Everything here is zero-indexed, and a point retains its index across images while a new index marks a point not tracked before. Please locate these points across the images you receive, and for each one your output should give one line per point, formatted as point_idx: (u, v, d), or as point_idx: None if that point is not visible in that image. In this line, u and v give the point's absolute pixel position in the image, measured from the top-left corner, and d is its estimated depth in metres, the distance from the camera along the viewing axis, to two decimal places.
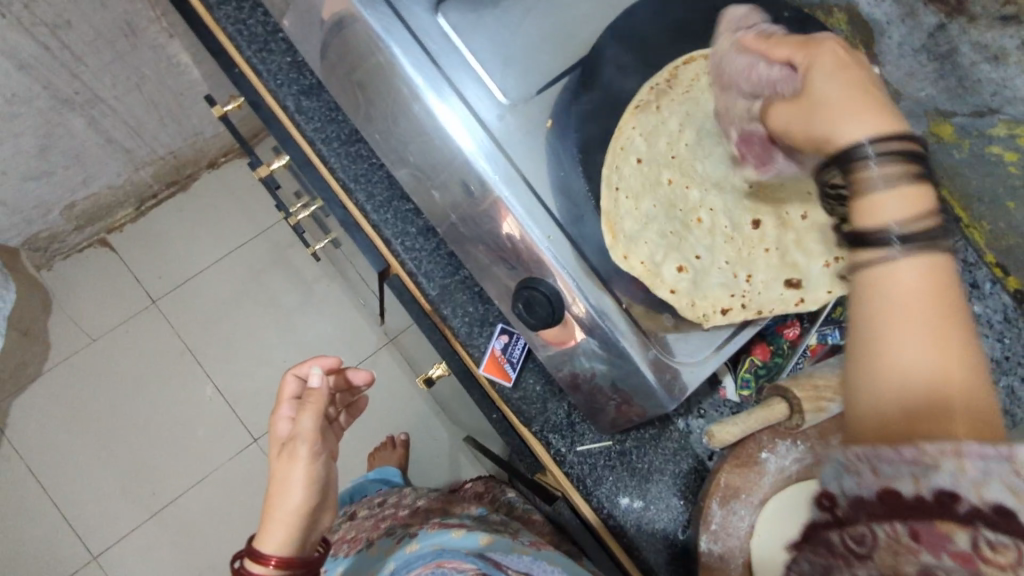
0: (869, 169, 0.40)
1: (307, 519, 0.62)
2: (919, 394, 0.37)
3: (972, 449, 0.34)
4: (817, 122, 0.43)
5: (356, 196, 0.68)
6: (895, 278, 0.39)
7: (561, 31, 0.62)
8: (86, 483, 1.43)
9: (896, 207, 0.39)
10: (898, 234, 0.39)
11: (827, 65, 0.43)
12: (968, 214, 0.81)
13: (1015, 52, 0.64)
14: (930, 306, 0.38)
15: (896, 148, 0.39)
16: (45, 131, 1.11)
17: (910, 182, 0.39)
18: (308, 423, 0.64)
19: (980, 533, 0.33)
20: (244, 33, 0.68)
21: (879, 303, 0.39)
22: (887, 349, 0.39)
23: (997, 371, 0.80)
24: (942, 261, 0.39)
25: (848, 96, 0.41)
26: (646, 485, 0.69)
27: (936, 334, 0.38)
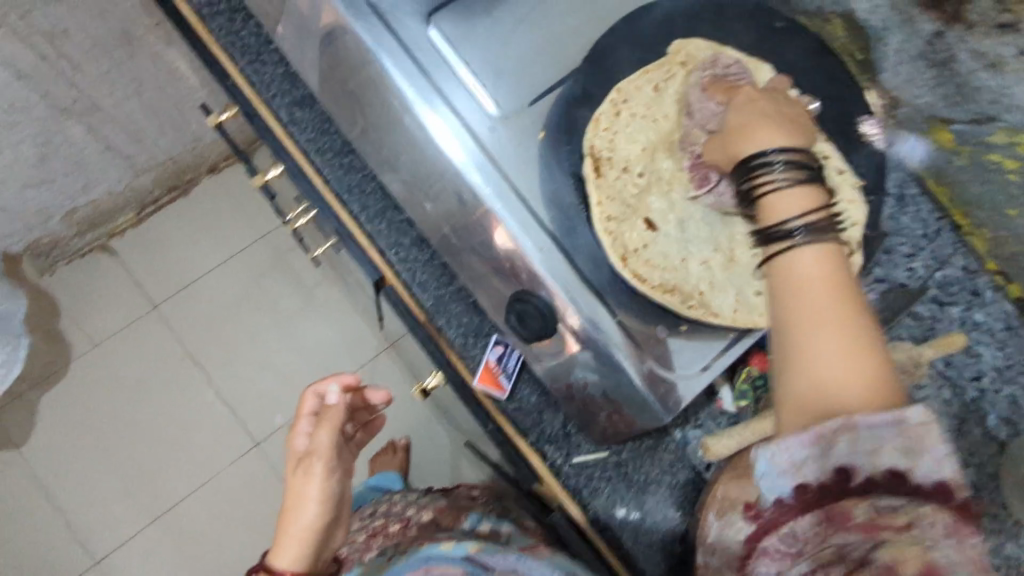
0: (770, 176, 0.51)
1: (319, 535, 0.63)
2: (838, 371, 0.45)
3: (864, 423, 0.43)
4: (732, 143, 0.54)
5: (351, 207, 0.68)
6: (795, 267, 0.48)
7: (552, 41, 0.61)
8: (89, 488, 1.43)
9: (791, 204, 0.50)
10: (796, 226, 0.49)
11: (744, 104, 0.55)
12: (968, 220, 0.80)
13: (1013, 60, 0.63)
14: (830, 288, 0.47)
15: (793, 158, 0.51)
16: (45, 139, 1.11)
17: (803, 184, 0.50)
18: (324, 439, 0.64)
19: (877, 501, 0.44)
20: (236, 45, 0.68)
21: (795, 291, 0.48)
22: (802, 337, 0.46)
23: (1000, 381, 0.79)
24: (831, 248, 0.48)
25: (757, 121, 0.53)
26: (643, 496, 0.68)
27: (840, 319, 0.45)
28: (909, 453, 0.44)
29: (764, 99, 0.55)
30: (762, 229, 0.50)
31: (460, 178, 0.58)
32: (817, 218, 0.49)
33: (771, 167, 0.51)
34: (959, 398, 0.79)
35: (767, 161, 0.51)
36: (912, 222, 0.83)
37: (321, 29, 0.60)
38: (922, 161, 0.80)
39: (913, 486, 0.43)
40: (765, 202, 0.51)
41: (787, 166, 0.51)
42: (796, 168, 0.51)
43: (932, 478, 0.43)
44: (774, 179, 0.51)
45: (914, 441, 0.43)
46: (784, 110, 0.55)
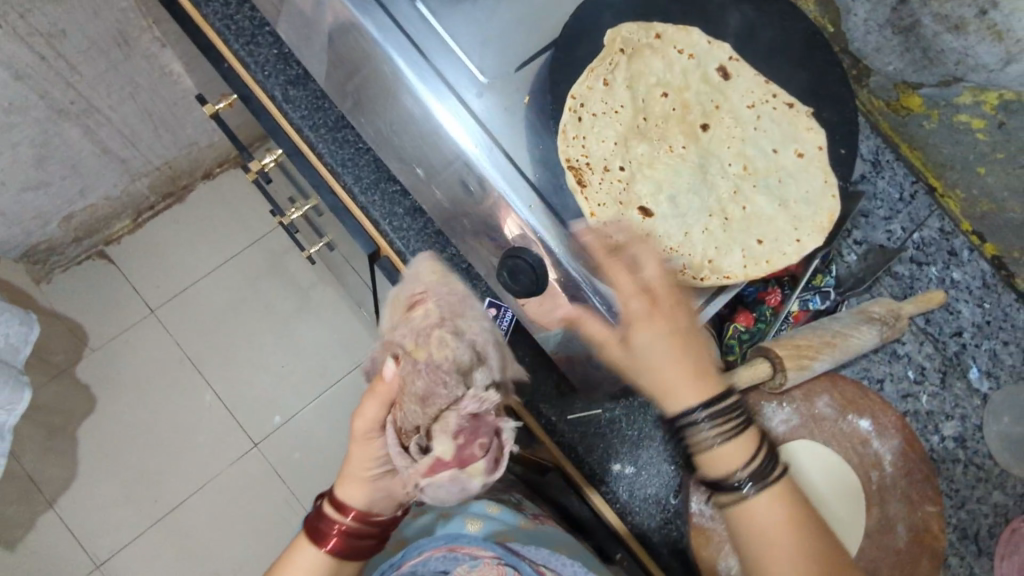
0: (700, 429, 0.57)
1: (383, 491, 0.60)
2: (792, 566, 0.54)
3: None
4: (648, 381, 0.58)
5: (344, 179, 0.71)
6: (757, 514, 0.56)
7: (534, 13, 0.64)
8: (88, 493, 1.43)
9: (730, 460, 0.57)
10: (743, 481, 0.57)
11: (649, 338, 0.57)
12: (942, 184, 0.83)
13: (975, 19, 0.68)
14: (791, 532, 0.55)
15: (715, 404, 0.57)
16: (42, 141, 1.14)
17: (734, 439, 0.57)
18: (371, 410, 0.57)
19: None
20: (232, 28, 0.70)
21: (756, 537, 0.56)
22: (756, 546, 0.56)
23: (979, 336, 0.81)
24: (781, 490, 0.57)
25: (658, 359, 0.57)
26: (637, 451, 0.71)
27: (802, 556, 0.54)
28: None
29: (641, 321, 0.57)
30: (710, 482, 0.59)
31: (453, 144, 0.61)
32: (759, 475, 0.56)
33: (699, 424, 0.57)
34: (941, 352, 0.81)
35: (694, 416, 0.57)
36: (887, 185, 0.83)
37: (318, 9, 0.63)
38: (896, 129, 0.83)
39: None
40: (705, 459, 0.58)
41: (710, 415, 0.57)
42: (721, 418, 0.57)
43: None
44: (705, 428, 0.57)
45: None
46: (688, 323, 0.59)
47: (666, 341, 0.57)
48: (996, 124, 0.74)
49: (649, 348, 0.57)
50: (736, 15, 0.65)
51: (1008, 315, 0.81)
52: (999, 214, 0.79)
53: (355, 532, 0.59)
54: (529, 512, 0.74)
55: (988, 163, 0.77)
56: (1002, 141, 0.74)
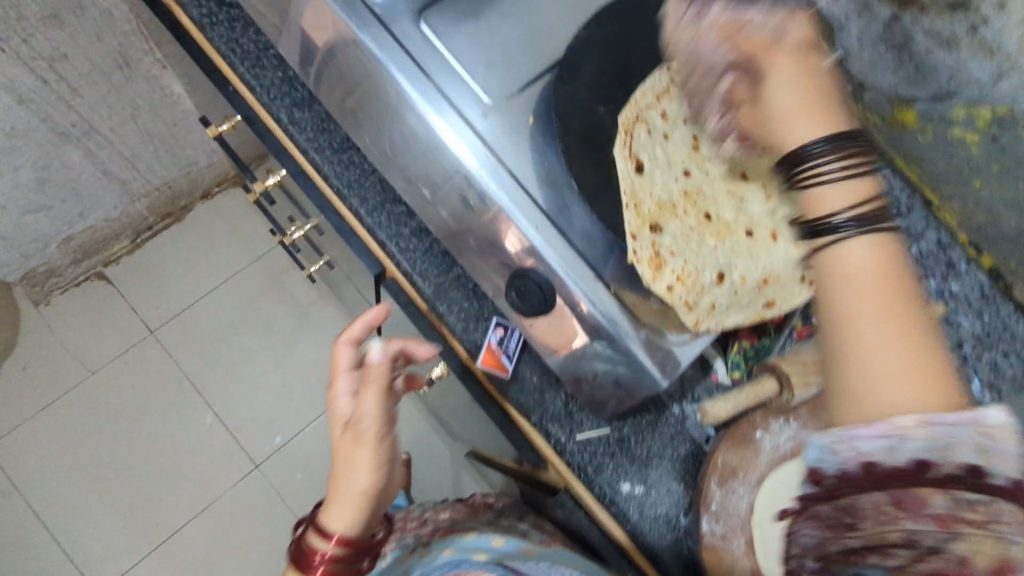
0: (820, 170, 0.50)
1: (375, 500, 0.61)
2: (899, 359, 0.45)
3: (937, 419, 0.43)
4: (770, 125, 0.53)
5: (351, 201, 0.71)
6: (850, 260, 0.48)
7: (536, 33, 0.64)
8: (87, 517, 1.42)
9: (842, 197, 0.49)
10: (845, 219, 0.48)
11: (781, 75, 0.52)
12: (937, 197, 0.85)
13: (966, 36, 0.66)
14: (885, 282, 0.47)
15: (843, 147, 0.49)
16: (43, 164, 1.14)
17: (851, 176, 0.49)
18: (372, 404, 0.61)
19: (953, 493, 0.44)
20: (237, 51, 0.71)
21: (846, 283, 0.48)
22: (861, 326, 0.46)
23: (980, 347, 0.84)
24: (890, 241, 0.48)
25: (801, 108, 0.51)
26: (646, 470, 0.72)
27: (903, 313, 0.46)
28: (985, 450, 0.43)
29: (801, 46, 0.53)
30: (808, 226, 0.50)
31: (458, 169, 0.62)
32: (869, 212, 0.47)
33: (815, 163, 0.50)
34: None
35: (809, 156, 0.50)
36: None
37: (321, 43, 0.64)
38: (891, 142, 0.84)
39: (986, 485, 0.43)
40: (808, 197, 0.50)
41: (835, 153, 0.49)
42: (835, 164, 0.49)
43: (1007, 476, 0.43)
44: (822, 177, 0.50)
45: (991, 440, 0.43)
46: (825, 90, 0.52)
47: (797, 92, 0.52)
48: (989, 138, 0.72)
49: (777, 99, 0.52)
50: None
51: (1006, 324, 0.84)
52: (994, 225, 0.79)
53: (341, 557, 0.59)
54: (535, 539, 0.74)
55: (984, 177, 0.76)
56: (997, 156, 0.73)
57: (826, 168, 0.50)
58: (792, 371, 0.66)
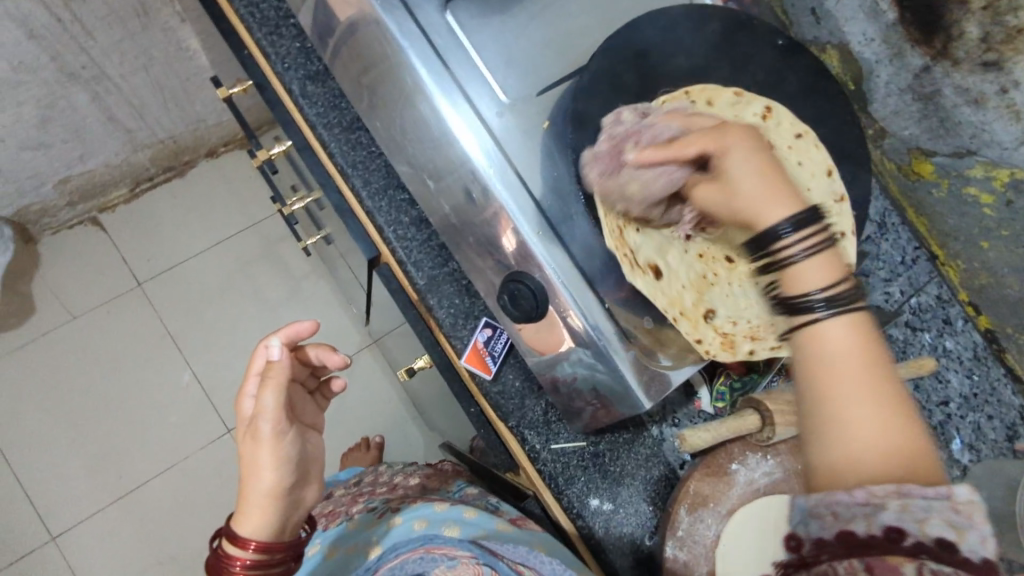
0: (787, 248, 0.47)
1: (286, 499, 0.61)
2: (869, 439, 0.43)
3: (912, 492, 0.41)
4: (734, 203, 0.49)
5: (353, 182, 0.70)
6: (824, 342, 0.46)
7: (562, 38, 0.64)
8: (52, 461, 1.40)
9: (815, 274, 0.47)
10: (820, 300, 0.46)
11: (734, 151, 0.49)
12: (944, 252, 0.84)
13: (994, 96, 0.67)
14: (861, 360, 0.45)
15: (808, 227, 0.47)
16: (47, 102, 1.12)
17: (821, 248, 0.47)
18: (271, 401, 0.61)
19: (927, 563, 0.40)
20: (256, 16, 0.69)
21: (819, 365, 0.45)
22: (836, 409, 0.44)
23: (965, 408, 0.83)
24: (863, 316, 0.46)
25: (759, 182, 0.48)
26: (617, 488, 0.71)
27: (877, 393, 0.44)
28: (957, 527, 0.40)
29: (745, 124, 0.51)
30: (784, 300, 0.48)
31: (467, 166, 0.60)
32: (844, 291, 0.46)
33: (785, 237, 0.47)
34: (926, 420, 0.82)
35: (780, 234, 0.47)
36: (891, 249, 0.85)
37: (340, 19, 0.62)
38: (905, 191, 0.84)
39: (960, 559, 0.40)
40: (784, 274, 0.48)
41: (802, 235, 0.47)
42: (817, 236, 0.47)
43: (978, 554, 0.40)
44: (794, 250, 0.47)
45: (963, 517, 0.40)
46: (771, 156, 0.50)
47: (757, 173, 0.49)
48: (1003, 201, 0.72)
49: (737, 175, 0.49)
50: (761, 65, 0.65)
51: (994, 389, 0.84)
52: (997, 287, 0.79)
53: (261, 564, 0.59)
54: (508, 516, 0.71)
55: (991, 239, 0.77)
56: (1007, 220, 0.73)
57: (795, 244, 0.47)
58: (777, 412, 0.65)
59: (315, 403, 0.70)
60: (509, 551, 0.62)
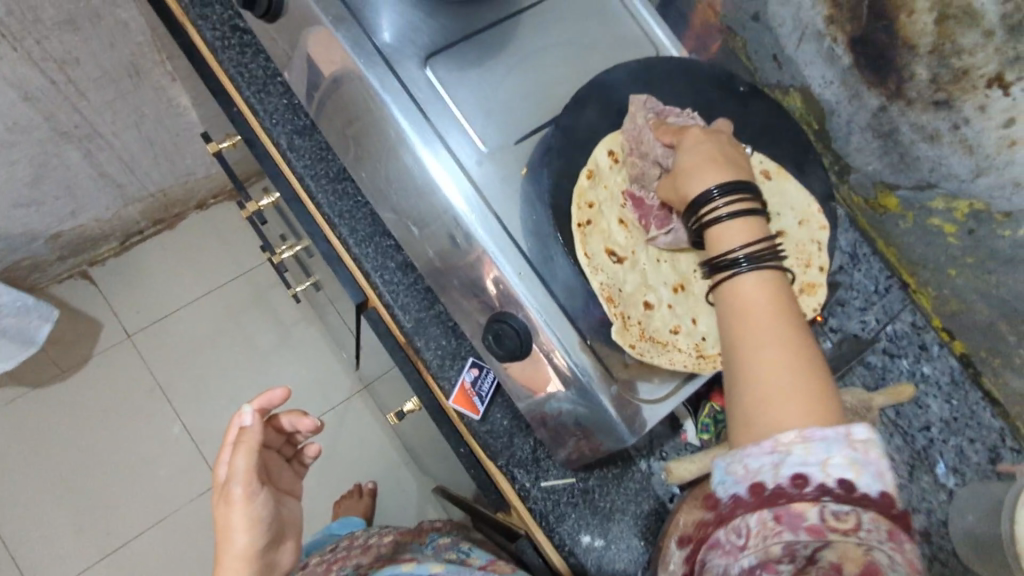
0: (713, 211, 0.54)
1: (260, 561, 0.61)
2: (781, 378, 0.46)
3: (815, 433, 0.44)
4: (679, 185, 0.57)
5: (339, 230, 0.72)
6: (742, 293, 0.50)
7: (536, 89, 0.68)
8: (37, 521, 1.37)
9: (734, 235, 0.52)
10: (741, 256, 0.51)
11: (691, 145, 0.58)
12: (915, 280, 0.87)
13: (948, 133, 0.71)
14: (771, 311, 0.49)
15: (734, 193, 0.53)
16: (40, 160, 1.15)
17: (744, 214, 0.53)
18: (242, 464, 0.61)
19: (826, 503, 0.43)
20: (244, 75, 0.73)
21: (740, 315, 0.49)
22: (748, 353, 0.48)
23: (947, 432, 0.85)
24: (775, 276, 0.50)
25: (704, 164, 0.56)
26: (608, 524, 0.71)
27: (785, 339, 0.47)
28: (855, 464, 0.44)
29: (714, 132, 0.59)
30: (709, 261, 0.53)
31: (449, 211, 0.63)
32: (763, 249, 0.51)
33: (713, 200, 0.54)
34: (909, 446, 0.85)
35: (710, 198, 0.54)
36: (864, 277, 0.89)
37: (326, 79, 0.66)
38: (873, 224, 0.87)
39: (859, 495, 0.43)
40: (711, 235, 0.53)
41: (728, 199, 0.53)
42: (740, 202, 0.53)
43: (876, 489, 0.43)
44: (719, 212, 0.53)
45: (860, 454, 0.44)
46: (731, 154, 0.57)
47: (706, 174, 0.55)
48: (966, 230, 0.76)
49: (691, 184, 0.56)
50: (724, 109, 0.69)
51: (973, 412, 0.85)
52: (968, 313, 0.82)
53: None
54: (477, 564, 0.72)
55: (958, 267, 0.79)
56: (971, 247, 0.76)
57: (722, 209, 0.53)
58: None
59: (291, 467, 0.71)
60: None
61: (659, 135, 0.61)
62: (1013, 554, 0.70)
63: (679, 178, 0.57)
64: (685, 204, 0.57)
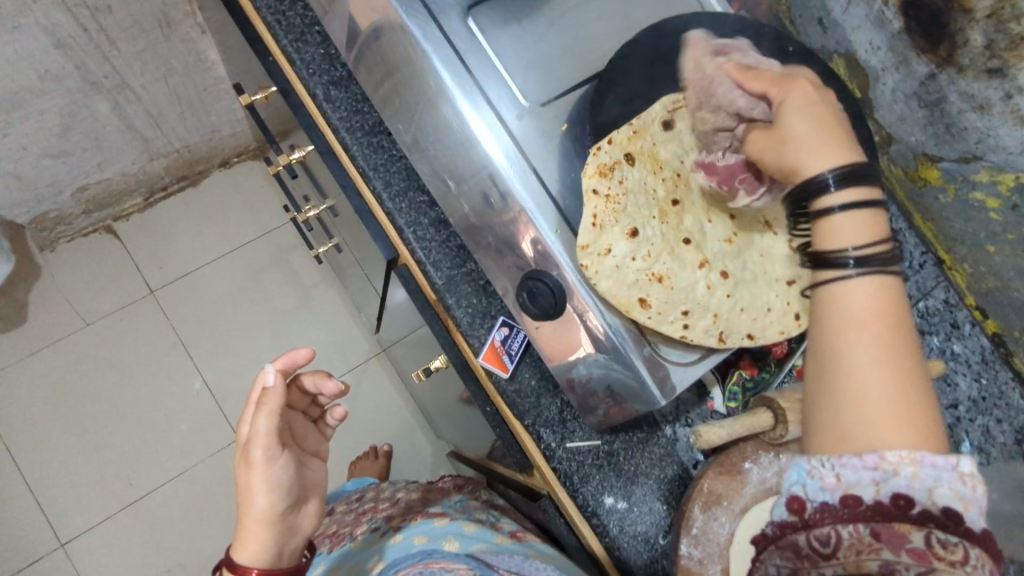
0: (825, 202, 0.52)
1: (280, 523, 0.61)
2: (883, 392, 0.47)
3: (924, 458, 0.45)
4: (789, 151, 0.54)
5: (374, 184, 0.72)
6: (849, 301, 0.50)
7: (579, 45, 0.66)
8: (63, 467, 1.41)
9: (853, 231, 0.50)
10: (852, 254, 0.50)
11: (796, 105, 0.54)
12: (951, 257, 0.86)
13: (999, 103, 0.69)
14: (882, 326, 0.49)
15: (850, 181, 0.51)
16: (70, 110, 1.15)
17: (865, 206, 0.50)
18: (263, 426, 0.60)
19: (931, 530, 0.44)
20: (282, 23, 0.72)
21: (843, 326, 0.50)
22: (851, 364, 0.49)
23: (974, 411, 0.84)
24: (890, 281, 0.50)
25: (813, 139, 0.52)
26: (631, 487, 0.71)
27: (894, 357, 0.48)
28: (963, 497, 0.44)
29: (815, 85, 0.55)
30: (816, 253, 0.52)
31: (486, 165, 0.62)
32: (880, 250, 0.49)
33: (827, 189, 0.51)
34: None
35: (823, 184, 0.51)
36: (899, 252, 0.88)
37: (366, 28, 0.65)
38: (912, 198, 0.86)
39: (964, 528, 0.43)
40: (825, 223, 0.52)
41: (845, 190, 0.51)
42: (861, 191, 0.51)
43: (979, 525, 0.44)
44: (831, 203, 0.51)
45: (969, 489, 0.44)
46: (839, 120, 0.54)
47: (810, 127, 0.53)
48: (1009, 205, 0.73)
49: (794, 128, 0.53)
50: None
51: (1003, 392, 0.84)
52: (1004, 291, 0.80)
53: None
54: (506, 530, 0.73)
55: (997, 243, 0.78)
56: (1013, 224, 0.74)
57: (835, 200, 0.51)
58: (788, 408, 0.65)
59: (318, 428, 0.72)
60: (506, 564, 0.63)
61: (743, 82, 0.57)
62: None
63: (777, 122, 0.55)
64: (789, 176, 0.54)
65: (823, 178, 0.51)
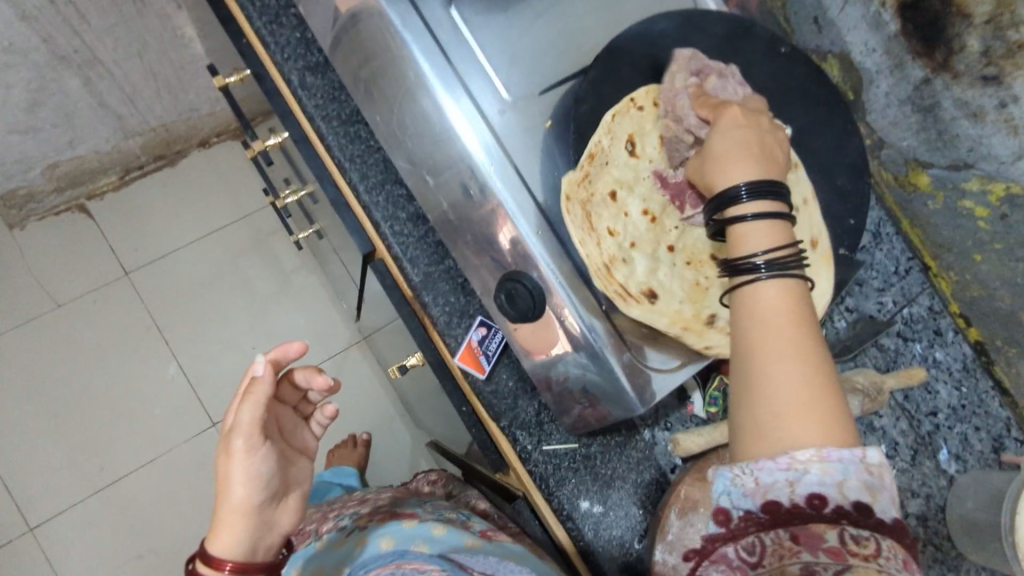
0: (740, 212, 0.52)
1: (258, 518, 0.59)
2: (794, 392, 0.46)
3: (831, 454, 0.45)
4: (709, 169, 0.55)
5: (350, 175, 0.70)
6: (757, 301, 0.49)
7: (567, 38, 0.64)
8: (31, 452, 1.38)
9: (758, 238, 0.50)
10: (761, 262, 0.49)
11: (724, 127, 0.56)
12: (936, 264, 0.85)
13: (993, 111, 0.67)
14: (790, 324, 0.48)
15: (760, 194, 0.51)
16: (38, 85, 1.10)
17: (772, 218, 0.51)
18: (247, 416, 0.58)
19: (842, 527, 0.45)
20: (256, 4, 0.69)
21: (756, 323, 0.49)
22: (763, 366, 0.47)
23: (953, 419, 0.83)
24: (796, 285, 0.49)
25: (731, 152, 0.54)
26: (607, 491, 0.70)
27: (799, 353, 0.47)
28: (870, 488, 0.45)
29: (744, 109, 0.57)
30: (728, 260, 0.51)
31: (466, 160, 0.60)
32: (784, 255, 0.49)
33: (739, 199, 0.51)
34: (915, 430, 0.82)
35: (737, 196, 0.52)
36: (885, 258, 0.85)
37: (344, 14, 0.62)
38: (901, 203, 0.85)
39: (874, 520, 0.45)
40: (734, 234, 0.52)
41: (754, 203, 0.51)
42: (768, 200, 0.51)
43: (890, 514, 0.45)
44: (744, 211, 0.51)
45: (876, 477, 0.45)
46: (766, 142, 0.55)
47: (735, 144, 0.54)
48: (998, 215, 0.73)
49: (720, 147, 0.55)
50: (763, 73, 0.65)
51: (982, 401, 0.85)
52: (988, 300, 0.80)
53: None
54: (478, 529, 0.71)
55: (986, 253, 0.77)
56: (1001, 233, 0.73)
57: (748, 209, 0.52)
58: None
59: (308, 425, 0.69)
60: (479, 566, 0.63)
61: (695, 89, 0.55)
62: (1011, 545, 0.72)
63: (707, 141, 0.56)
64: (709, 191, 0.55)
65: (738, 191, 0.52)
